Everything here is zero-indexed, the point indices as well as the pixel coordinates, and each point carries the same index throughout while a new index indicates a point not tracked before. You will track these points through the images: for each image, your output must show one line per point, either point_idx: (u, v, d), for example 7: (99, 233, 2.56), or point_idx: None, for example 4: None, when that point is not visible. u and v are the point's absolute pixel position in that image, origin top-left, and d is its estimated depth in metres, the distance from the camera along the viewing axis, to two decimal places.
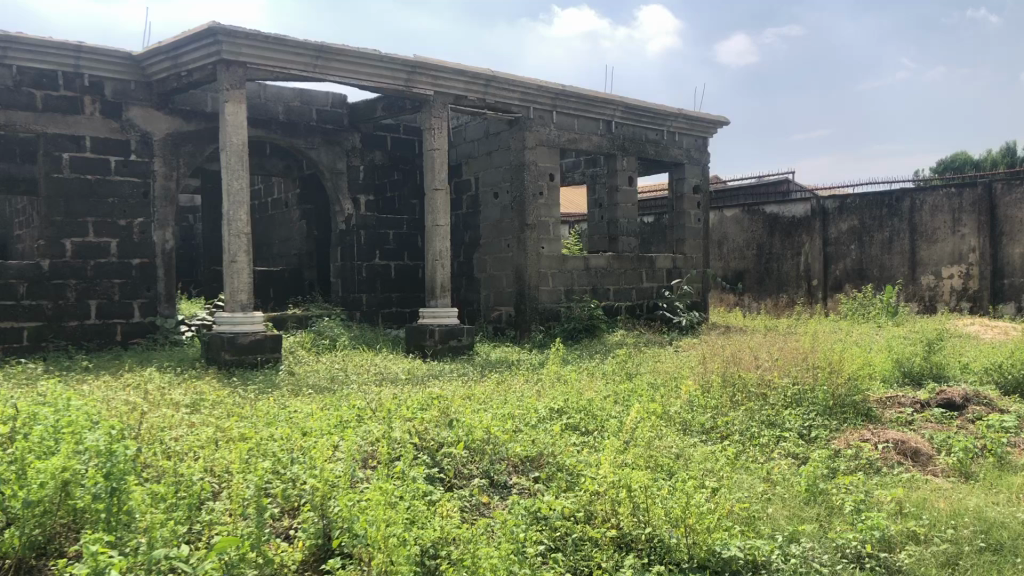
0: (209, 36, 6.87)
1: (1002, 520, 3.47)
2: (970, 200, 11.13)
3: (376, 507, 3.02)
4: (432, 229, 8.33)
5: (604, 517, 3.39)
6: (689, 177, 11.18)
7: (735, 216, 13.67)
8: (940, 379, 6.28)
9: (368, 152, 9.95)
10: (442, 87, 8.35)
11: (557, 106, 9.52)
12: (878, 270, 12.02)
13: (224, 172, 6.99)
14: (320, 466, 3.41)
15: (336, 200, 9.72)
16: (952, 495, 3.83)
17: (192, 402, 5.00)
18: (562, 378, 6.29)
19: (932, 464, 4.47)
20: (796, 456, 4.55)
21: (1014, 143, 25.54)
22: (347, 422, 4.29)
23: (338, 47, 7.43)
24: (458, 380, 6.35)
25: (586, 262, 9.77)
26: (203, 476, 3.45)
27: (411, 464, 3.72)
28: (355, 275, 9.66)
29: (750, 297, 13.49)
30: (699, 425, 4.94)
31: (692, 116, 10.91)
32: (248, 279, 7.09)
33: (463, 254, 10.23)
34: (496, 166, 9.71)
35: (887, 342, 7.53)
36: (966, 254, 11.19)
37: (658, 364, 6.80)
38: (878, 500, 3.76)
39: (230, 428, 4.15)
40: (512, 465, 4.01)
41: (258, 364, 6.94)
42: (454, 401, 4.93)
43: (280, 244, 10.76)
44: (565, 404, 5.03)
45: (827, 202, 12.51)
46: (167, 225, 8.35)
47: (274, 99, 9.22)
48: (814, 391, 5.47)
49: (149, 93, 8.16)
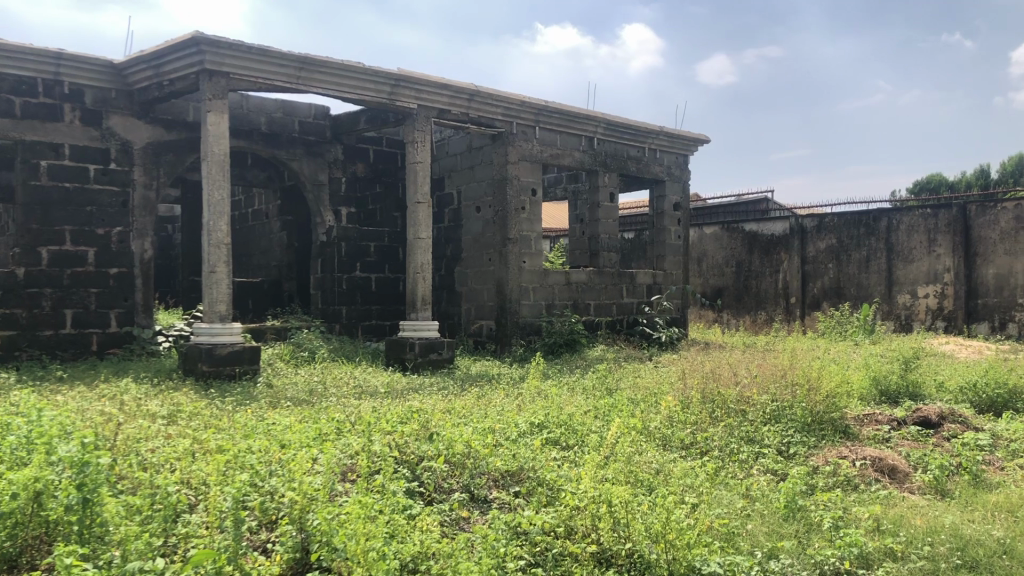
0: (193, 45, 6.85)
1: (977, 538, 3.48)
2: (945, 221, 11.26)
3: (356, 520, 3.01)
4: (414, 243, 8.31)
5: (584, 533, 3.38)
6: (670, 194, 11.25)
7: (714, 233, 13.79)
8: (916, 398, 6.32)
9: (351, 164, 9.95)
10: (426, 101, 8.36)
11: (539, 122, 9.56)
12: (855, 289, 12.12)
13: (205, 182, 6.95)
14: (299, 479, 3.34)
15: (318, 211, 9.71)
16: (928, 512, 3.85)
17: (169, 414, 4.95)
18: (542, 392, 6.28)
19: (909, 482, 4.50)
20: (775, 473, 4.56)
21: (986, 166, 26.02)
22: (326, 435, 4.26)
23: (322, 58, 7.42)
24: (439, 393, 6.32)
25: (567, 276, 9.80)
26: (180, 488, 3.40)
27: (391, 478, 3.69)
28: (335, 287, 9.64)
29: (729, 314, 13.56)
30: (679, 441, 4.95)
31: (673, 133, 10.98)
32: (228, 289, 7.05)
33: (444, 267, 10.22)
34: (478, 180, 9.73)
35: (865, 360, 7.59)
36: (941, 274, 11.29)
37: (638, 380, 6.80)
38: (856, 517, 3.78)
39: (206, 440, 4.11)
40: (492, 479, 3.99)
41: (236, 376, 6.88)
42: (434, 415, 4.90)
43: (261, 255, 10.71)
44: (545, 419, 5.01)
45: (806, 220, 12.67)
46: (146, 235, 8.27)
47: (256, 110, 9.20)
48: (793, 408, 5.49)
49: (130, 102, 8.12)
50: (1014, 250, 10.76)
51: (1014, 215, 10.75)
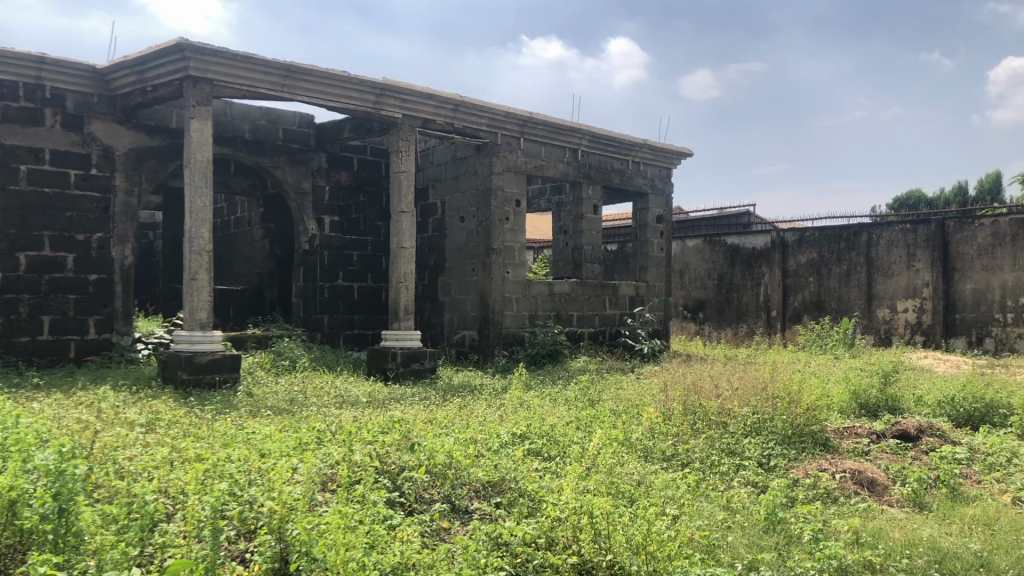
0: (177, 52, 6.82)
1: (955, 551, 3.51)
2: (924, 237, 11.38)
3: (336, 531, 2.99)
4: (397, 252, 8.29)
5: (566, 544, 3.36)
6: (653, 207, 11.31)
7: (697, 246, 13.87)
8: (895, 412, 6.37)
9: (335, 172, 9.93)
10: (410, 110, 8.37)
11: (524, 133, 9.59)
12: (835, 303, 12.22)
13: (188, 189, 6.91)
14: (279, 488, 3.31)
15: (300, 220, 9.67)
16: (906, 525, 3.87)
17: (147, 422, 4.90)
18: (525, 403, 6.26)
19: (887, 495, 4.53)
20: (755, 485, 4.58)
21: (965, 184, 26.31)
22: (306, 444, 4.23)
23: (307, 67, 7.41)
24: (420, 403, 6.29)
25: (550, 287, 9.81)
26: (157, 497, 3.36)
27: (371, 488, 3.67)
28: (318, 296, 9.59)
29: (710, 326, 13.63)
30: (660, 452, 4.97)
31: (657, 146, 11.04)
32: (209, 297, 7.00)
33: (427, 277, 10.21)
34: (462, 190, 9.74)
35: (845, 374, 7.64)
36: (920, 288, 11.40)
37: (620, 392, 6.80)
38: (835, 529, 3.79)
39: (185, 449, 4.06)
40: (473, 490, 3.97)
41: (216, 384, 6.82)
42: (416, 425, 4.88)
43: (242, 263, 10.64)
44: (528, 429, 5.00)
45: (788, 234, 12.79)
46: (126, 242, 8.21)
47: (240, 117, 9.17)
48: (773, 420, 5.51)
49: (112, 108, 8.06)
50: (991, 266, 10.88)
51: (991, 231, 10.89)
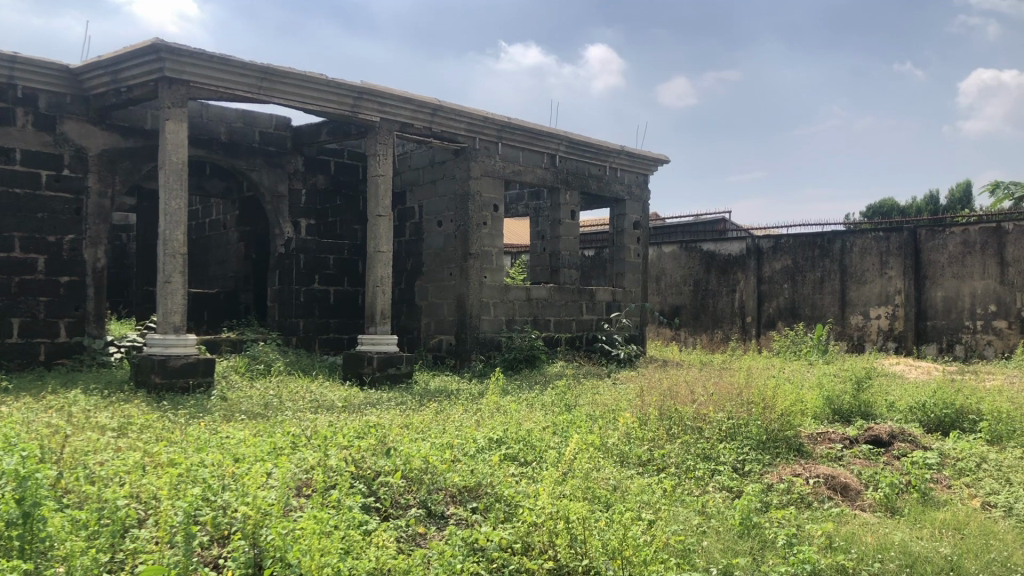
0: (153, 53, 6.75)
1: (926, 555, 3.56)
2: (897, 244, 11.52)
3: (311, 536, 2.97)
4: (374, 256, 8.26)
5: (542, 549, 3.36)
6: (630, 213, 11.36)
7: (673, 252, 13.98)
8: (868, 417, 6.43)
9: (311, 175, 9.88)
10: (388, 114, 8.34)
11: (502, 138, 9.59)
12: (809, 309, 12.35)
13: (162, 191, 6.84)
14: (253, 493, 3.28)
15: (276, 223, 9.61)
16: (879, 529, 3.92)
17: (119, 426, 4.83)
18: (502, 408, 6.25)
19: (860, 500, 4.57)
20: (730, 490, 4.61)
21: (936, 193, 26.68)
22: (281, 449, 4.19)
23: (284, 69, 7.37)
24: (396, 408, 6.26)
25: (528, 292, 9.82)
26: (129, 502, 3.31)
27: (347, 493, 3.64)
28: (293, 299, 9.52)
29: (686, 332, 13.73)
30: (636, 457, 4.98)
31: (634, 153, 11.09)
32: (182, 300, 6.92)
33: (404, 282, 10.18)
34: (440, 195, 9.73)
35: (819, 379, 7.71)
36: (892, 295, 11.54)
37: (597, 397, 6.82)
38: (809, 534, 3.82)
39: (157, 453, 4.01)
40: (450, 495, 3.95)
41: (189, 389, 6.74)
42: (392, 430, 4.85)
43: (217, 266, 10.55)
44: (504, 434, 4.98)
45: (762, 241, 12.91)
46: (99, 244, 8.10)
47: (216, 119, 9.10)
48: (748, 425, 5.53)
49: (85, 108, 7.96)
50: (961, 274, 11.00)
51: (961, 239, 11.02)
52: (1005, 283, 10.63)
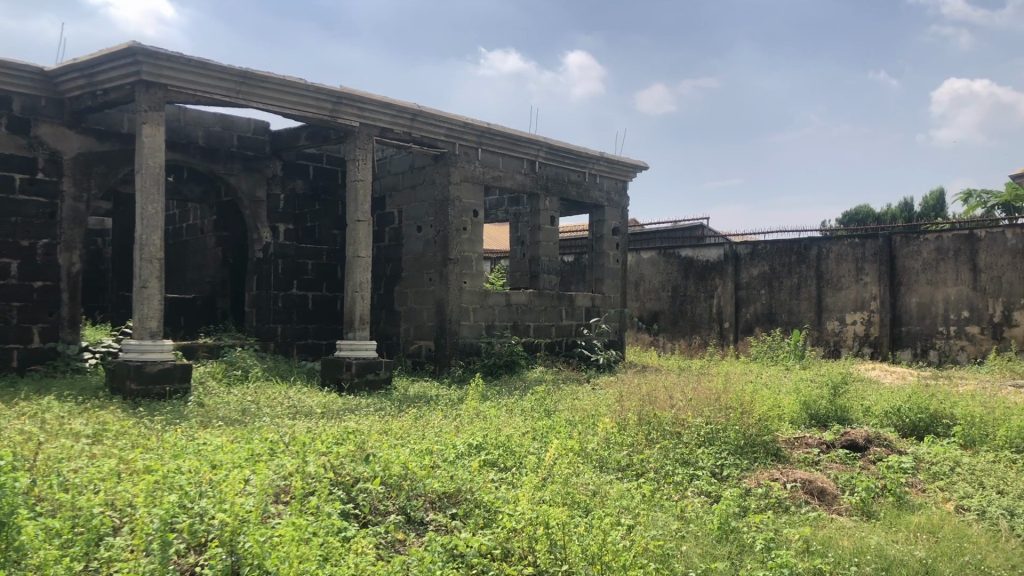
0: (129, 56, 6.69)
1: (901, 558, 3.60)
2: (872, 251, 11.65)
3: (289, 544, 2.96)
4: (353, 261, 8.22)
5: (521, 555, 3.36)
6: (610, 219, 11.41)
7: (651, 258, 14.06)
8: (844, 422, 6.49)
9: (290, 180, 9.83)
10: (367, 119, 8.33)
11: (482, 143, 9.60)
12: (786, 315, 12.47)
13: (139, 195, 6.78)
14: (230, 500, 3.26)
15: (254, 227, 9.56)
16: (855, 533, 3.95)
17: (94, 433, 4.78)
18: (481, 414, 6.24)
19: (837, 504, 4.62)
20: (709, 495, 4.63)
21: (911, 200, 26.95)
22: (259, 455, 4.16)
23: (263, 73, 7.33)
24: (375, 414, 6.22)
25: (507, 297, 9.82)
26: (104, 510, 3.27)
27: (325, 500, 3.62)
28: (271, 304, 9.46)
29: (665, 337, 13.81)
30: (615, 462, 4.99)
31: (613, 159, 11.14)
32: (159, 305, 6.85)
33: (384, 287, 10.15)
34: (419, 200, 9.72)
35: (796, 384, 7.77)
36: (868, 301, 11.66)
37: (576, 402, 6.83)
38: (786, 538, 3.84)
39: (132, 460, 3.97)
40: (429, 501, 3.92)
41: (166, 395, 6.67)
42: (371, 436, 4.82)
43: (194, 271, 10.46)
44: (484, 440, 4.98)
45: (740, 247, 13.02)
46: (74, 248, 8.01)
47: (194, 123, 9.04)
48: (726, 430, 5.57)
49: (60, 111, 7.86)
50: (935, 280, 11.12)
51: (935, 246, 11.14)
52: (977, 289, 10.76)
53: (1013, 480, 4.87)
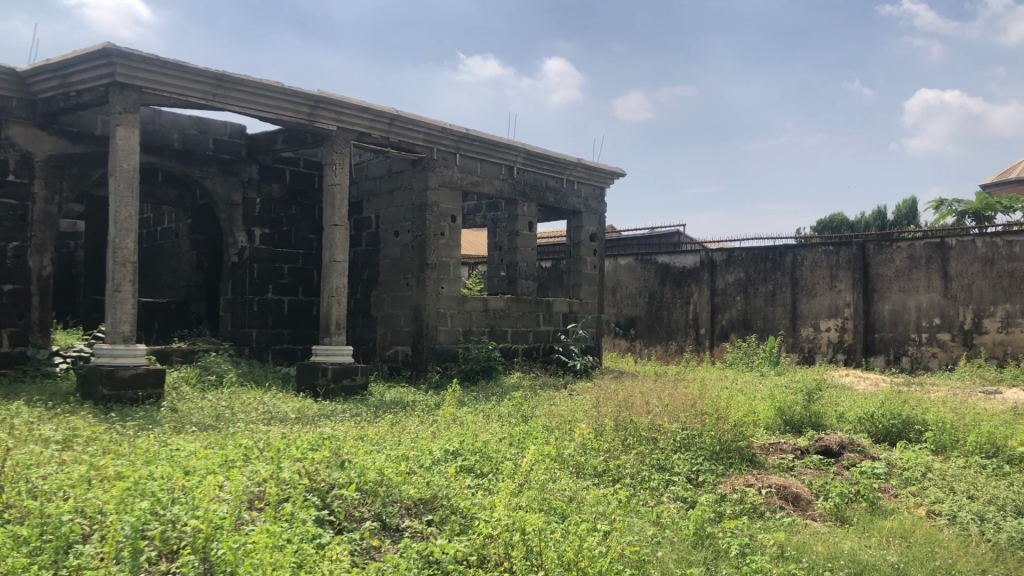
0: (103, 57, 6.62)
1: (874, 563, 3.63)
2: (846, 258, 11.78)
3: (263, 551, 2.92)
4: (330, 265, 8.17)
5: (497, 561, 3.35)
6: (587, 225, 11.45)
7: (628, 264, 14.14)
8: (819, 428, 6.54)
9: (266, 184, 9.76)
10: (345, 123, 8.30)
11: (460, 149, 9.60)
12: (761, 321, 12.56)
13: (112, 198, 6.70)
14: (203, 507, 3.23)
15: (229, 231, 9.48)
16: (828, 539, 3.98)
17: (64, 439, 4.70)
18: (458, 420, 6.22)
19: (811, 509, 4.66)
20: (684, 500, 4.65)
21: (884, 208, 27.27)
22: (233, 461, 4.11)
23: (239, 77, 7.28)
24: (351, 420, 6.18)
25: (485, 303, 9.81)
26: (73, 517, 3.22)
27: (300, 507, 3.58)
28: (246, 309, 9.38)
29: (641, 343, 13.89)
30: (592, 468, 5.00)
31: (591, 166, 11.19)
32: (132, 309, 6.78)
33: (360, 291, 10.11)
34: (397, 205, 9.70)
35: (771, 390, 7.83)
36: (842, 308, 11.78)
37: (553, 408, 6.83)
38: (761, 543, 3.86)
39: (103, 466, 3.92)
40: (405, 508, 3.90)
41: (139, 401, 6.59)
42: (346, 442, 4.79)
43: (168, 275, 10.35)
44: (460, 446, 4.96)
45: (716, 254, 13.11)
46: (45, 251, 7.90)
47: (169, 126, 8.96)
48: (702, 435, 5.59)
49: (32, 112, 7.72)
50: (907, 287, 11.26)
51: (908, 254, 11.28)
52: (948, 297, 10.90)
53: (983, 485, 4.94)
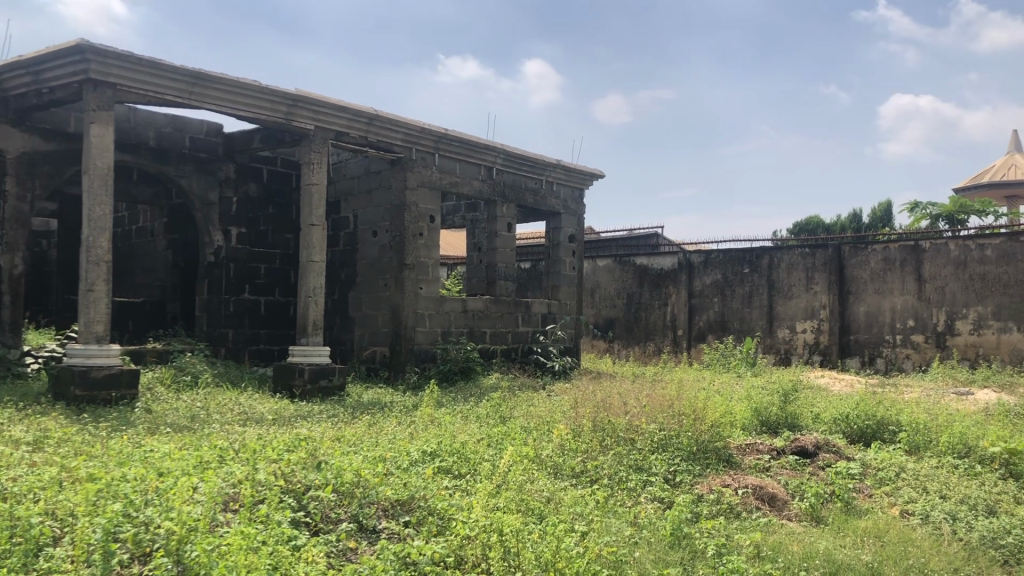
0: (77, 54, 6.54)
1: (848, 562, 3.66)
2: (822, 261, 11.90)
3: (237, 552, 2.89)
4: (307, 265, 8.12)
5: (474, 562, 3.34)
6: (566, 226, 11.46)
7: (607, 266, 14.19)
8: (795, 429, 6.59)
9: (243, 183, 9.68)
10: (323, 122, 8.25)
11: (439, 149, 9.57)
12: (738, 323, 12.65)
13: (86, 197, 6.61)
14: (177, 509, 3.19)
15: (206, 231, 9.40)
16: (804, 539, 4.01)
17: (35, 440, 4.64)
18: (436, 421, 6.21)
19: (787, 509, 4.69)
20: (661, 501, 4.66)
21: (860, 211, 27.54)
22: (207, 462, 4.08)
23: (216, 75, 7.21)
24: (328, 421, 6.13)
25: (464, 303, 9.79)
26: (43, 519, 3.17)
27: (276, 509, 3.55)
28: (223, 309, 9.30)
29: (620, 344, 13.95)
30: (570, 469, 5.01)
31: (570, 167, 11.20)
32: (106, 309, 6.69)
33: (338, 292, 10.06)
34: (375, 205, 9.66)
35: (748, 391, 7.89)
36: (818, 310, 11.89)
37: (531, 409, 6.83)
38: (738, 544, 3.88)
39: (76, 468, 3.87)
40: (382, 509, 3.87)
41: (112, 401, 6.51)
42: (323, 443, 4.75)
43: (143, 274, 10.25)
44: (438, 447, 4.94)
45: (693, 256, 13.19)
46: (16, 250, 7.87)
47: (145, 124, 8.88)
48: (680, 436, 5.62)
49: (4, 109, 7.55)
50: (882, 289, 11.38)
51: (882, 256, 11.41)
52: (922, 299, 11.03)
53: (955, 485, 5.00)
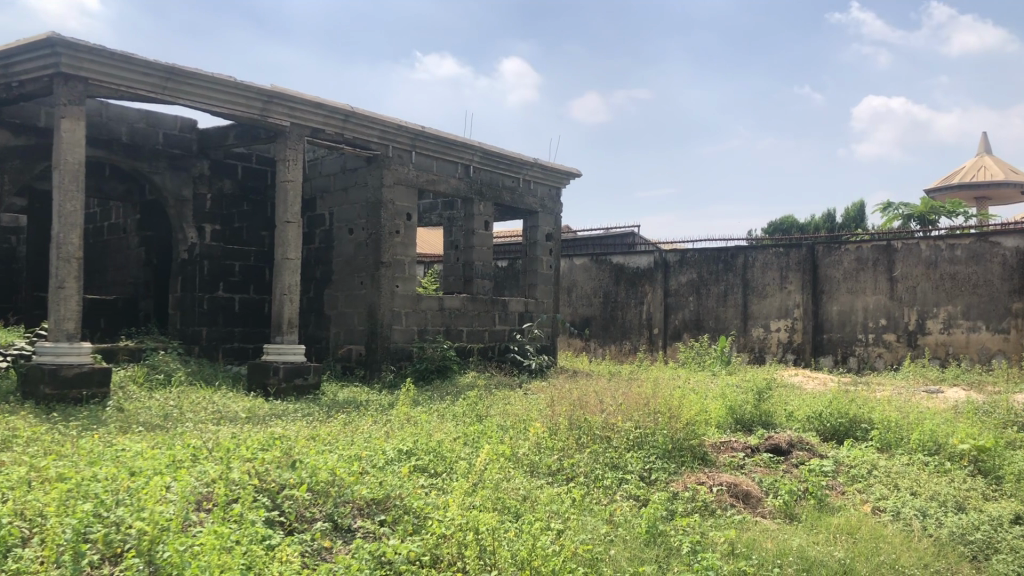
0: (47, 47, 6.44)
1: (821, 559, 3.70)
2: (795, 260, 12.01)
3: (211, 552, 2.86)
4: (282, 263, 8.06)
5: (450, 561, 3.34)
6: (543, 225, 11.47)
7: (583, 265, 14.23)
8: (768, 427, 6.64)
9: (217, 180, 9.59)
10: (298, 119, 8.19)
11: (415, 146, 9.53)
12: (713, 321, 12.74)
13: (57, 193, 6.52)
14: (149, 508, 3.15)
15: (179, 227, 9.30)
16: (777, 536, 4.05)
17: (3, 440, 4.56)
18: (412, 420, 6.19)
19: (760, 507, 4.73)
20: (637, 498, 4.68)
21: (833, 211, 27.82)
22: (180, 462, 4.03)
23: (190, 70, 7.14)
24: (303, 420, 6.09)
25: (440, 302, 9.77)
26: (12, 520, 3.12)
27: (249, 508, 3.52)
28: (196, 307, 9.21)
29: (596, 342, 13.99)
30: (546, 467, 5.02)
31: (547, 166, 11.21)
32: (77, 306, 6.60)
33: (313, 290, 10.00)
34: (351, 202, 9.61)
35: (722, 390, 7.94)
36: (792, 309, 12.01)
37: (507, 407, 6.84)
38: (712, 541, 3.91)
39: (45, 467, 3.81)
40: (357, 508, 3.86)
41: (83, 400, 6.41)
42: (298, 442, 4.72)
43: (115, 271, 10.12)
44: (414, 446, 4.92)
45: (669, 255, 13.26)
46: None
47: (117, 119, 8.78)
48: (655, 435, 5.64)
49: None
50: (855, 288, 11.51)
51: (855, 256, 11.54)
52: (894, 298, 11.17)
53: (925, 481, 5.07)
